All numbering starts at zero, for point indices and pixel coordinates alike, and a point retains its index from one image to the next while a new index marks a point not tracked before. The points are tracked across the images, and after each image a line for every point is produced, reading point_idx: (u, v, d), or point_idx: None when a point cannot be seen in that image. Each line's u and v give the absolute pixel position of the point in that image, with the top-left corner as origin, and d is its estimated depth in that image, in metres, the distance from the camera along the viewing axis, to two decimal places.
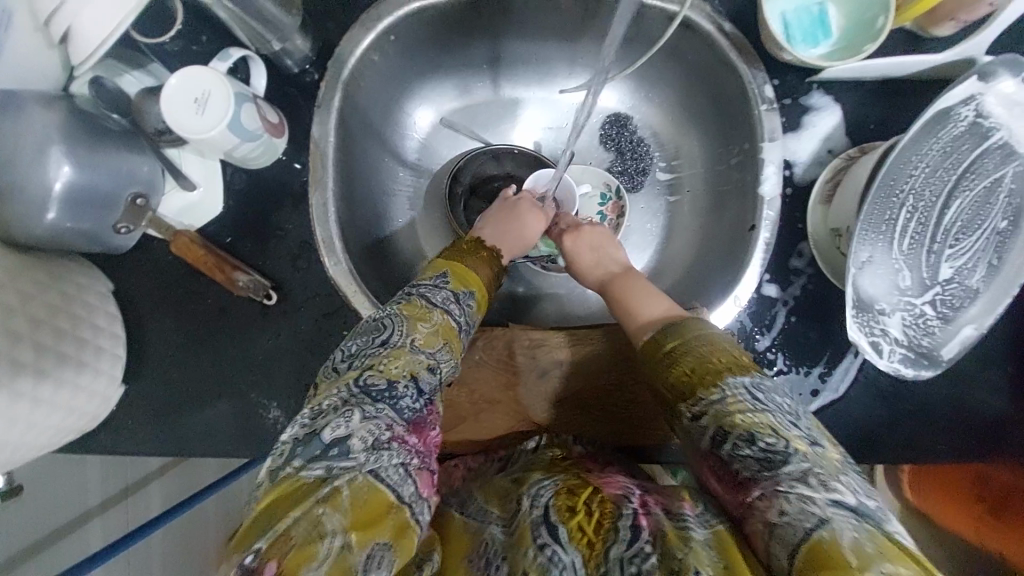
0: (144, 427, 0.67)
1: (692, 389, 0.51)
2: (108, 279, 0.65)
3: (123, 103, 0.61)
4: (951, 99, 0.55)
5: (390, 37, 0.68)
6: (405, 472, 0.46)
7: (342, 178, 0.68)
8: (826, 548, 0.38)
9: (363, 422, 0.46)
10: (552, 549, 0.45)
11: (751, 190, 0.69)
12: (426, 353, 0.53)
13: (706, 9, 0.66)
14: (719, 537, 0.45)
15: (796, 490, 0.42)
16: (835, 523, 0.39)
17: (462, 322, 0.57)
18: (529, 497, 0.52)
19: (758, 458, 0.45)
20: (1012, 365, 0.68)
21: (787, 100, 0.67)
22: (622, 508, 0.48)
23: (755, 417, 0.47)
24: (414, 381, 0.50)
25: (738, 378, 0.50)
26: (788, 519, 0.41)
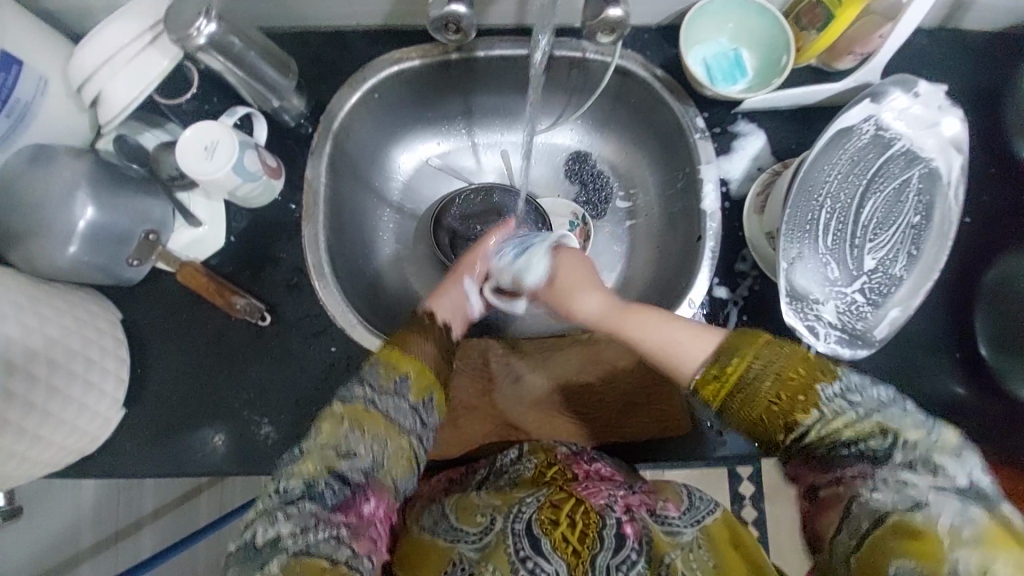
0: (140, 449, 0.71)
1: (782, 416, 0.51)
2: (119, 310, 0.72)
3: (140, 154, 0.72)
4: (849, 118, 0.65)
5: (373, 95, 0.80)
6: (336, 542, 0.51)
7: (331, 214, 0.77)
8: (914, 524, 0.44)
9: (286, 521, 0.51)
10: (535, 561, 0.54)
11: (696, 206, 0.77)
12: (333, 446, 0.54)
13: (639, 59, 0.78)
14: (705, 528, 0.56)
15: (894, 479, 0.46)
16: (931, 508, 0.44)
17: (377, 398, 0.57)
18: (510, 515, 0.57)
19: (858, 453, 0.49)
20: (960, 353, 0.72)
21: (717, 128, 0.77)
22: (605, 520, 0.57)
23: (864, 422, 0.49)
24: (331, 474, 0.53)
25: (843, 381, 0.51)
26: (878, 496, 0.46)
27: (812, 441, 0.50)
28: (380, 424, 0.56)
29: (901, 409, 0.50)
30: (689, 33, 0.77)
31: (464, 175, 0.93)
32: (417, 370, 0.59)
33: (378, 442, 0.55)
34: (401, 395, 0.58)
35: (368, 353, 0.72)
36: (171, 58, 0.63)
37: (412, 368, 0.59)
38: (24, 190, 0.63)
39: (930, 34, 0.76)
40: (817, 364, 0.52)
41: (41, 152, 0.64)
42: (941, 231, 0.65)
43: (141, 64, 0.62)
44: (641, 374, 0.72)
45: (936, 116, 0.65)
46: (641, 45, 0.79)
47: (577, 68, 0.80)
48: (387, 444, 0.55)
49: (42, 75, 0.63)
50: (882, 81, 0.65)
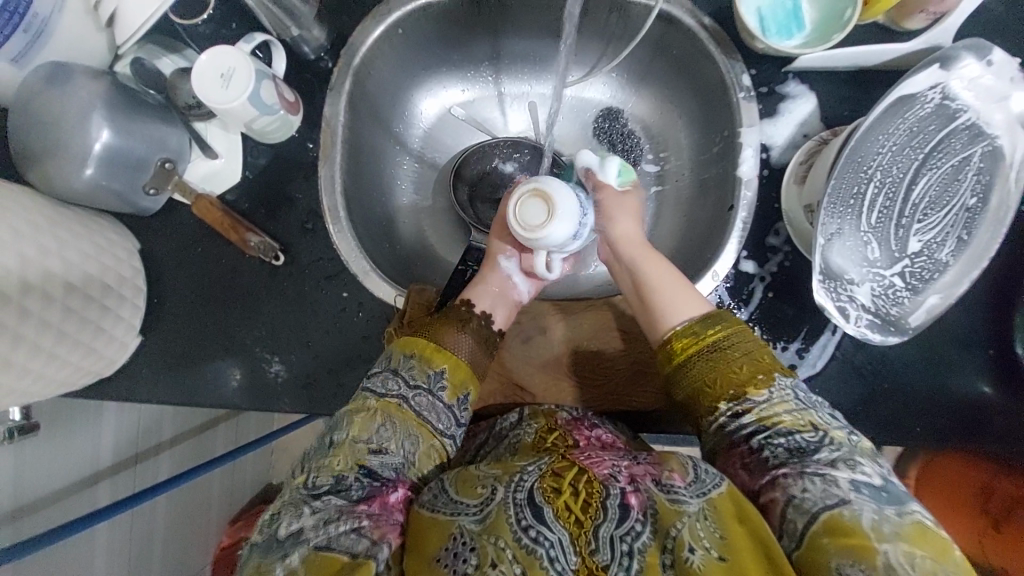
0: (156, 375, 0.73)
1: (726, 394, 0.57)
2: (135, 238, 0.72)
3: (159, 81, 0.70)
4: (912, 85, 0.59)
5: (397, 31, 0.75)
6: (358, 536, 0.51)
7: (349, 156, 0.74)
8: (845, 519, 0.48)
9: (313, 515, 0.53)
10: (537, 530, 0.50)
11: (731, 172, 0.72)
12: (364, 439, 0.57)
13: (687, 5, 0.71)
14: (712, 499, 0.52)
15: (824, 473, 0.51)
16: (855, 505, 0.48)
17: (409, 394, 0.60)
18: (512, 485, 0.54)
19: (789, 449, 0.53)
20: (996, 350, 0.68)
21: (763, 88, 0.71)
22: (609, 490, 0.53)
23: (797, 415, 0.55)
24: (360, 469, 0.56)
25: (785, 379, 0.57)
26: (810, 495, 0.50)
27: (751, 426, 0.55)
28: (412, 419, 0.60)
29: (829, 416, 0.56)
30: None
31: (488, 125, 0.89)
32: (452, 366, 0.62)
33: (409, 438, 0.59)
34: (434, 393, 0.61)
35: (379, 301, 0.72)
36: None
37: (447, 364, 0.62)
38: (41, 107, 0.61)
39: None
40: (771, 363, 0.58)
41: (58, 69, 0.63)
42: (998, 216, 0.60)
43: None
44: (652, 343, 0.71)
45: (1010, 88, 0.59)
46: None
47: (617, 12, 0.75)
48: (416, 439, 0.59)
49: None
50: (955, 44, 0.58)
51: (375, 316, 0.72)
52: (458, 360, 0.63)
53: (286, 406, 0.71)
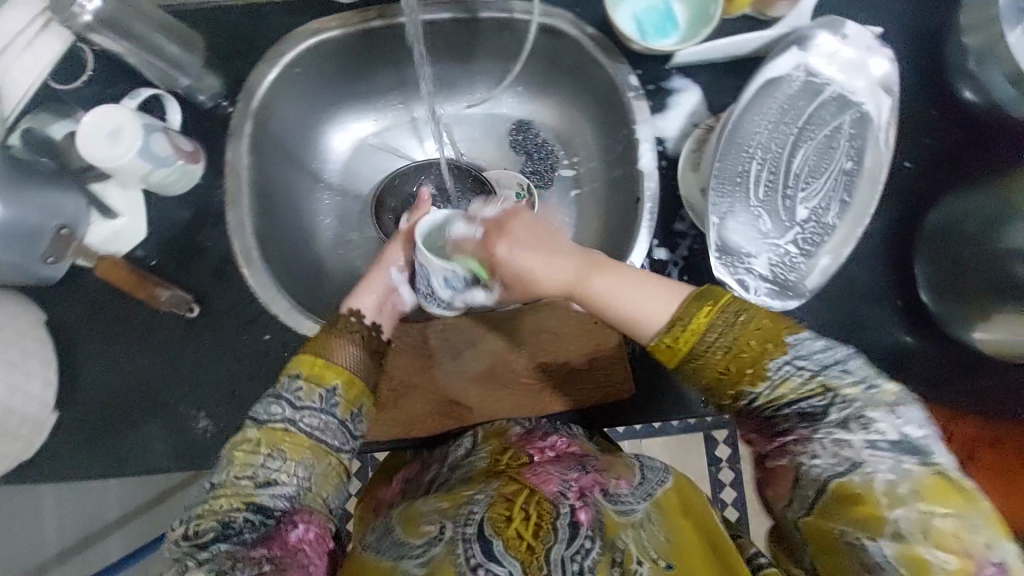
0: (77, 451, 0.69)
1: (730, 385, 0.49)
2: (41, 310, 0.69)
3: (51, 147, 0.67)
4: (777, 67, 0.63)
5: (294, 71, 0.76)
6: None
7: (259, 197, 0.74)
8: (852, 487, 0.44)
9: (203, 567, 0.48)
10: (486, 568, 0.50)
11: (634, 167, 0.75)
12: (248, 475, 0.53)
13: (568, 18, 0.76)
14: (656, 501, 0.56)
15: (837, 437, 0.45)
16: (869, 467, 0.44)
17: (296, 416, 0.56)
18: (459, 519, 0.54)
19: (799, 414, 0.47)
20: (903, 300, 0.71)
21: (651, 85, 0.75)
22: (559, 509, 0.53)
23: (807, 382, 0.47)
24: (250, 508, 0.51)
25: (788, 339, 0.48)
26: (817, 462, 0.46)
27: (762, 403, 0.48)
28: (302, 444, 0.55)
29: (835, 366, 0.47)
30: None
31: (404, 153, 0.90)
32: (345, 382, 0.58)
33: (302, 464, 0.54)
34: (328, 412, 0.57)
35: (305, 339, 0.70)
36: (66, 43, 0.65)
37: (339, 381, 0.58)
38: None
39: None
40: (767, 334, 0.48)
41: None
42: (874, 174, 0.63)
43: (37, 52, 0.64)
44: (583, 342, 0.70)
45: (868, 58, 0.63)
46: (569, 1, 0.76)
47: (506, 30, 0.78)
48: (311, 464, 0.55)
49: None
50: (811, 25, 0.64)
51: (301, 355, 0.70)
52: (351, 375, 0.59)
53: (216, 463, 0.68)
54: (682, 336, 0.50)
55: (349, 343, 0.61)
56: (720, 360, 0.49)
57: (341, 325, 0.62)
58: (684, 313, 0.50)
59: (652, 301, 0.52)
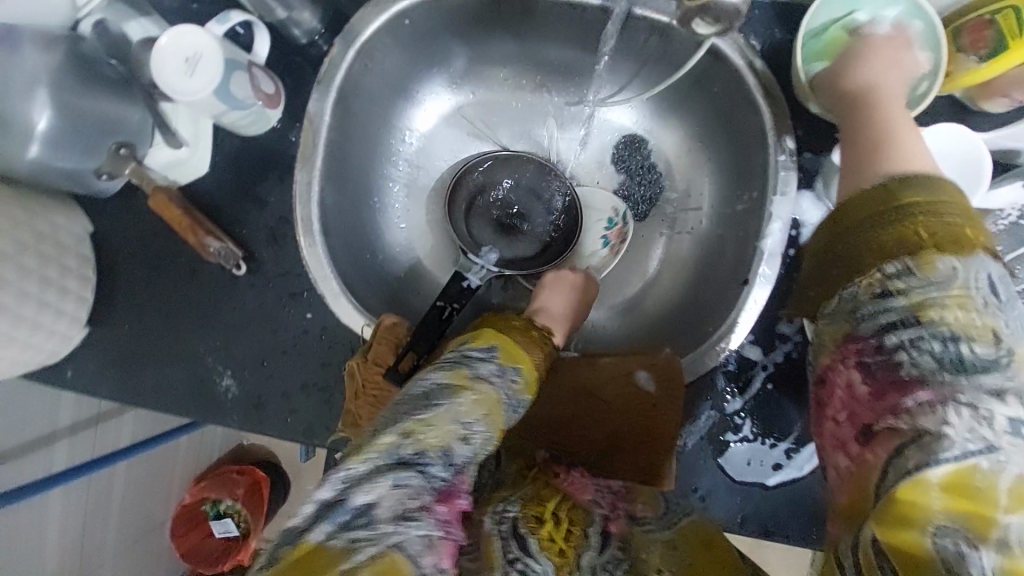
0: (103, 374, 0.68)
1: (922, 247, 0.40)
2: (89, 221, 0.65)
3: (121, 48, 0.59)
4: (999, 197, 0.52)
5: (403, 21, 0.65)
6: (426, 541, 0.38)
7: (332, 159, 0.66)
8: (976, 479, 0.33)
9: (395, 491, 0.39)
10: (524, 564, 0.46)
11: (753, 241, 0.64)
12: (464, 422, 0.45)
13: (738, 42, 0.62)
14: (681, 528, 0.54)
15: (977, 405, 0.35)
16: (1000, 456, 0.34)
17: (501, 388, 0.50)
18: (493, 516, 0.50)
19: (944, 362, 0.37)
20: None
21: (806, 152, 0.62)
22: (591, 518, 0.53)
23: (979, 318, 0.38)
24: (439, 451, 0.42)
25: (983, 257, 0.39)
26: (949, 430, 0.35)
27: (897, 309, 0.40)
28: (495, 407, 0.48)
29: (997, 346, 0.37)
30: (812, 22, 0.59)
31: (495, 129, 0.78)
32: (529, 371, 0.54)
33: (482, 424, 0.46)
34: (506, 388, 0.50)
35: (345, 327, 0.66)
36: None
37: (525, 374, 0.53)
38: None
39: None
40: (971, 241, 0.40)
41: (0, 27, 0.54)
42: None
43: None
44: (635, 420, 0.65)
45: None
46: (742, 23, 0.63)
47: (659, 36, 0.64)
48: (490, 432, 0.46)
49: None
50: None
51: (337, 344, 0.66)
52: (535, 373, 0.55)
53: (232, 423, 0.67)
54: (884, 194, 0.43)
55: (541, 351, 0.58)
56: (939, 225, 0.40)
57: (539, 337, 0.60)
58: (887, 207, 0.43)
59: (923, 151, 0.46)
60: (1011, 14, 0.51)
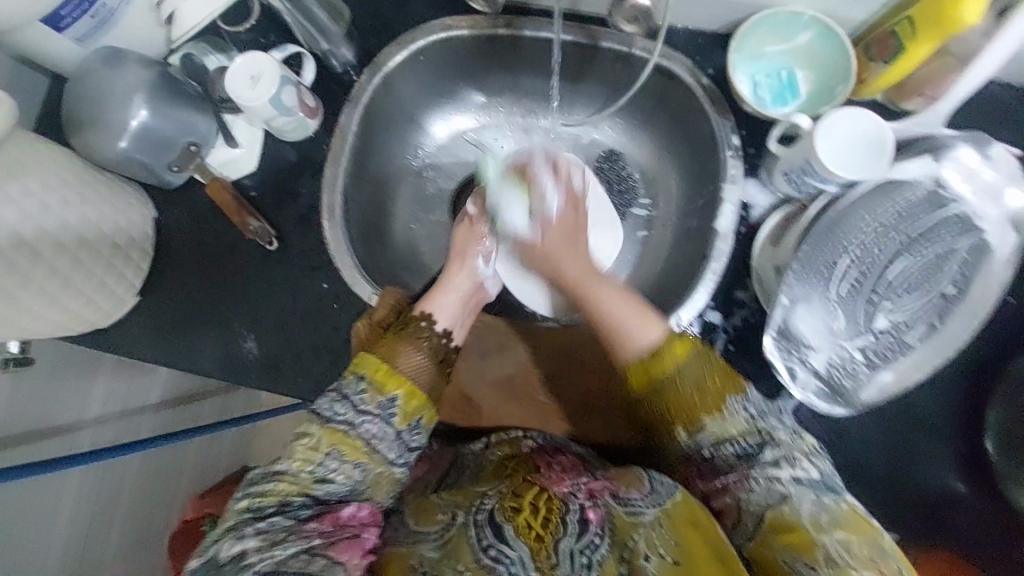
0: (148, 337, 0.78)
1: (687, 416, 0.58)
2: (155, 208, 0.79)
3: (199, 72, 0.77)
4: (904, 171, 0.60)
5: (419, 58, 0.81)
6: (309, 556, 0.53)
7: (355, 160, 0.80)
8: (785, 517, 0.52)
9: (255, 536, 0.54)
10: (496, 549, 0.56)
11: (710, 225, 0.74)
12: (308, 470, 0.58)
13: (686, 64, 0.75)
14: (665, 510, 0.57)
15: (768, 476, 0.54)
16: (794, 501, 0.52)
17: (356, 421, 0.61)
18: (471, 509, 0.61)
19: (738, 456, 0.56)
20: (966, 443, 0.66)
21: (750, 149, 0.73)
22: (568, 505, 0.59)
23: (745, 427, 0.56)
24: (307, 496, 0.57)
25: (732, 398, 0.57)
26: (756, 494, 0.54)
27: (706, 444, 0.57)
28: (358, 448, 0.60)
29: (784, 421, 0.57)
30: (744, 48, 0.73)
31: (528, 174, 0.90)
32: (406, 393, 0.63)
33: (359, 467, 0.60)
34: (386, 420, 0.62)
35: (356, 297, 0.76)
36: None
37: (401, 391, 0.62)
38: (96, 85, 0.70)
39: None
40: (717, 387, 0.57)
41: (114, 53, 0.71)
42: (972, 309, 0.60)
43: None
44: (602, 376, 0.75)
45: (1008, 186, 0.59)
46: (691, 49, 0.75)
47: (622, 63, 0.79)
48: (366, 468, 0.60)
49: None
50: (953, 135, 0.60)
51: (349, 311, 0.76)
52: (411, 386, 0.63)
53: (252, 383, 0.76)
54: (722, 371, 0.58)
55: (420, 353, 0.66)
56: (683, 392, 0.58)
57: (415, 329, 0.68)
58: (663, 349, 0.59)
59: (651, 315, 0.62)
60: (905, 25, 0.60)
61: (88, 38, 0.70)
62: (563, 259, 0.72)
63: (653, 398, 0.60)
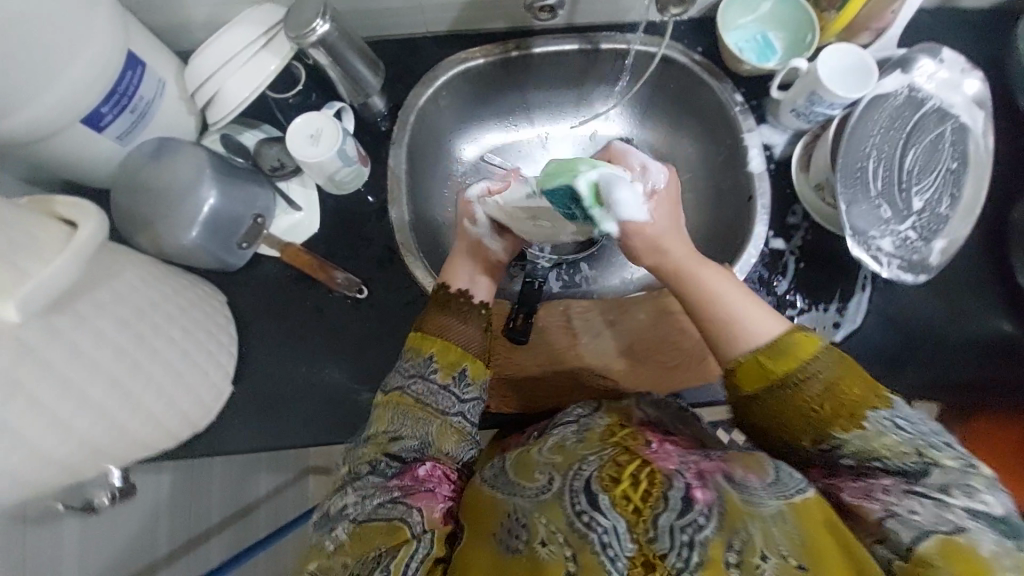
0: (252, 422, 0.75)
1: (822, 421, 0.52)
2: (224, 292, 0.77)
3: (241, 149, 0.78)
4: (887, 86, 0.75)
5: (443, 92, 0.87)
6: (391, 502, 0.55)
7: (411, 197, 0.83)
8: (957, 545, 0.42)
9: (353, 489, 0.58)
10: (591, 516, 0.48)
11: (741, 171, 0.84)
12: (382, 431, 0.62)
13: (679, 47, 0.86)
14: (793, 503, 0.47)
15: (940, 499, 0.45)
16: (973, 532, 0.42)
17: (408, 383, 0.64)
18: (569, 474, 0.53)
19: (890, 471, 0.49)
20: (1000, 285, 0.79)
21: (753, 102, 0.85)
22: (672, 483, 0.50)
23: (901, 446, 0.49)
24: (387, 454, 0.60)
25: (883, 409, 0.51)
26: (919, 517, 0.44)
27: (846, 454, 0.51)
28: (415, 407, 0.63)
29: (942, 441, 0.50)
30: (722, 20, 0.83)
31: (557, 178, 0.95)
32: (442, 350, 0.65)
33: (421, 424, 0.62)
34: (429, 378, 0.64)
35: None
36: (282, 58, 0.70)
37: (436, 351, 0.65)
38: (156, 179, 0.70)
39: (946, 6, 0.83)
40: (859, 394, 0.52)
41: (161, 146, 0.71)
42: (977, 173, 0.74)
43: (255, 65, 0.69)
44: None
45: (961, 77, 0.75)
46: (678, 35, 0.87)
47: (623, 59, 0.88)
48: (427, 424, 0.62)
49: (160, 78, 0.69)
50: (912, 50, 0.76)
51: None
52: (447, 342, 0.66)
53: None
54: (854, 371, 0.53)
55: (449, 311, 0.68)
56: (827, 396, 0.52)
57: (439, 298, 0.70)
58: (790, 343, 0.55)
59: (773, 314, 0.58)
60: None
61: (128, 135, 0.69)
62: (658, 221, 0.62)
63: (770, 394, 0.54)
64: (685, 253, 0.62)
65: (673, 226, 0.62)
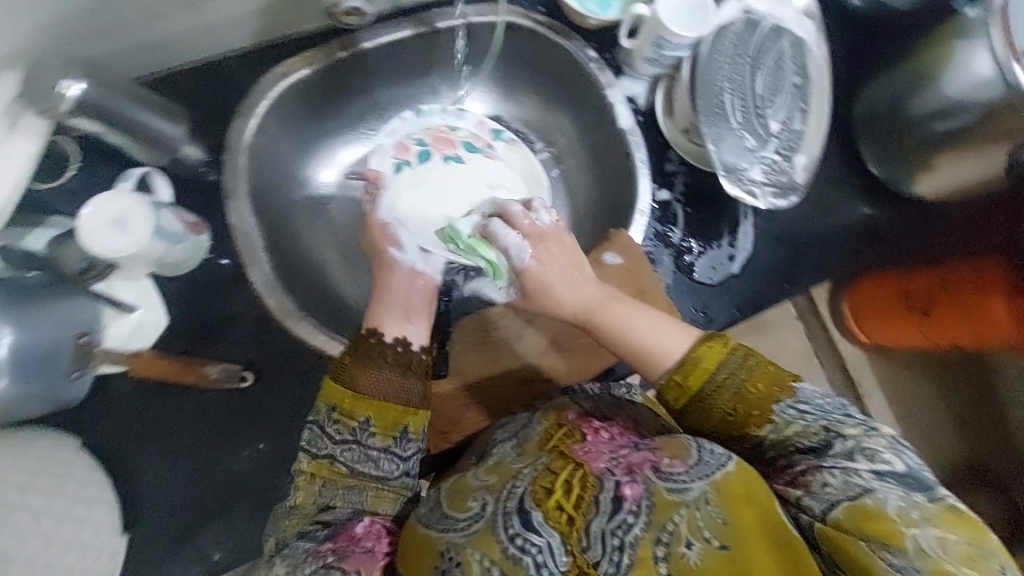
0: (163, 565, 0.64)
1: (738, 426, 0.52)
2: (74, 433, 0.63)
3: (26, 257, 0.60)
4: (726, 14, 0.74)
5: (271, 118, 0.74)
6: (323, 569, 0.50)
7: (271, 251, 0.72)
8: (869, 509, 0.43)
9: (281, 563, 0.52)
10: (525, 537, 0.48)
11: (612, 129, 0.81)
12: (312, 502, 0.55)
13: (520, 10, 0.78)
14: (715, 482, 0.47)
15: (843, 465, 0.46)
16: (881, 493, 0.44)
17: (337, 451, 0.55)
18: (503, 495, 0.52)
19: (803, 450, 0.49)
20: (858, 178, 0.86)
21: (607, 54, 0.82)
22: (603, 484, 0.50)
23: (806, 428, 0.50)
24: (318, 524, 0.55)
25: (782, 394, 0.51)
26: (832, 489, 0.45)
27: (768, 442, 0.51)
28: (349, 475, 0.56)
29: (844, 414, 0.50)
30: None
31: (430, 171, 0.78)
32: (377, 412, 0.55)
33: (355, 491, 0.56)
34: (365, 444, 0.55)
35: None
36: (41, 136, 0.54)
37: (371, 412, 0.55)
38: None
39: None
40: (770, 381, 0.52)
41: None
42: (818, 84, 0.77)
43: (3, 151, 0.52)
44: None
45: None
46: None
47: (464, 36, 0.79)
48: (364, 490, 0.56)
49: None
50: None
51: None
52: (383, 403, 0.55)
53: None
54: (765, 372, 0.52)
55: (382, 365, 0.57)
56: (733, 395, 0.52)
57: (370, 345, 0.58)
58: (695, 355, 0.53)
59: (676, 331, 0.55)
60: None
61: None
62: (563, 282, 0.60)
63: (697, 409, 0.53)
64: (614, 305, 0.58)
65: (574, 279, 0.60)
